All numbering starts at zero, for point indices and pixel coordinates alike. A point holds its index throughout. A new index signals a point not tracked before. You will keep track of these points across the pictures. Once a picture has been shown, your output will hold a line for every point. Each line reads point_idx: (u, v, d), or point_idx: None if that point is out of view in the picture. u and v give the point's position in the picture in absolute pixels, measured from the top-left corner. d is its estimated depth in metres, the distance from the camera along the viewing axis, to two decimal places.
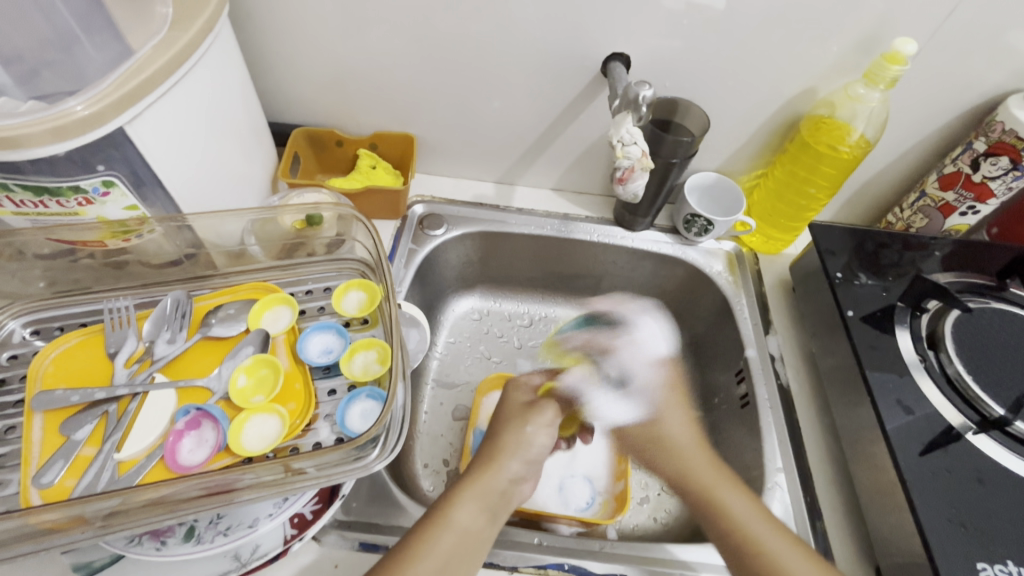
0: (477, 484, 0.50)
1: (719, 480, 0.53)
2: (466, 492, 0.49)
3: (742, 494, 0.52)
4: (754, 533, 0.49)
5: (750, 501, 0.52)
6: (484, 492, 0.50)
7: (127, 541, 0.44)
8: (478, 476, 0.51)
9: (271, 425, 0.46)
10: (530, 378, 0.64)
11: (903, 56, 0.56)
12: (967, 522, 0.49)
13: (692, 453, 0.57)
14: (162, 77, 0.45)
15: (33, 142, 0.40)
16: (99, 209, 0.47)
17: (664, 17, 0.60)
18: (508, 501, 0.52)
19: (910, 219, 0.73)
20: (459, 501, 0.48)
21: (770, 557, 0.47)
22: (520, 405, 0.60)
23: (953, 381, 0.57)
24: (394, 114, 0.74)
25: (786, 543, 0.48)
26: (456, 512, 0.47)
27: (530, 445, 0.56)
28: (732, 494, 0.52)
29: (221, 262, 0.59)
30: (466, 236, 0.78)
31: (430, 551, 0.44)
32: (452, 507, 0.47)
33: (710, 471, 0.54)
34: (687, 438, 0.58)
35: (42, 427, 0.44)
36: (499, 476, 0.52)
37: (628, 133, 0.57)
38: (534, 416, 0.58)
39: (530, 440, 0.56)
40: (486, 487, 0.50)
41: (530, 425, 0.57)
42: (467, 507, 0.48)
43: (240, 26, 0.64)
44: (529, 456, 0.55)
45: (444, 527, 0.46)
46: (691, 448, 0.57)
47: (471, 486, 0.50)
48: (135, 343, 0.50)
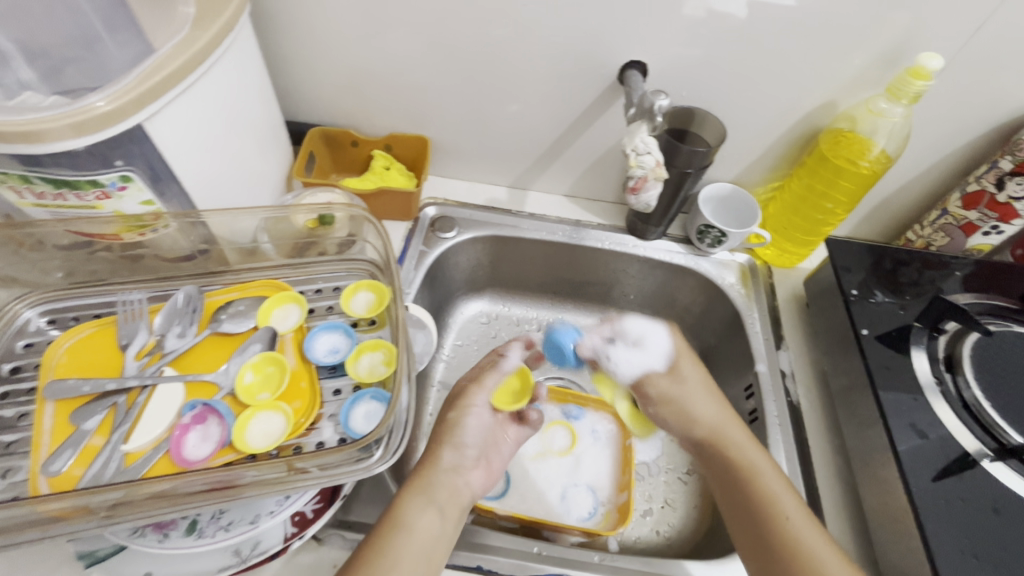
0: (417, 480, 0.51)
1: (757, 454, 0.54)
2: (408, 492, 0.49)
3: (781, 476, 0.52)
4: (776, 504, 0.49)
5: (783, 479, 0.52)
6: (421, 485, 0.50)
7: (130, 532, 0.44)
8: (418, 473, 0.52)
9: (275, 422, 0.47)
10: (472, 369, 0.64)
11: (928, 71, 0.55)
12: (979, 552, 0.47)
13: (727, 428, 0.57)
14: (182, 76, 0.45)
15: (54, 137, 0.40)
16: (116, 204, 0.48)
17: (684, 25, 0.59)
18: (458, 495, 0.52)
19: (931, 237, 0.71)
20: (404, 501, 0.49)
21: (793, 540, 0.47)
22: (455, 394, 0.60)
23: (970, 405, 0.55)
24: (409, 117, 0.74)
25: (822, 542, 0.47)
26: (404, 513, 0.47)
27: (457, 432, 0.56)
28: (765, 466, 0.52)
29: (234, 259, 0.60)
30: (477, 239, 0.78)
31: (386, 555, 0.44)
32: (400, 511, 0.47)
33: (742, 440, 0.55)
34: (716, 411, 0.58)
35: (53, 416, 0.45)
36: (434, 469, 0.53)
37: (642, 142, 0.57)
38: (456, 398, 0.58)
39: (456, 423, 0.57)
40: (428, 480, 0.51)
41: (451, 410, 0.58)
42: (412, 502, 0.48)
43: (261, 25, 0.65)
44: (458, 442, 0.56)
45: (396, 529, 0.46)
46: (724, 419, 0.58)
47: (412, 485, 0.51)
48: (146, 335, 0.51)
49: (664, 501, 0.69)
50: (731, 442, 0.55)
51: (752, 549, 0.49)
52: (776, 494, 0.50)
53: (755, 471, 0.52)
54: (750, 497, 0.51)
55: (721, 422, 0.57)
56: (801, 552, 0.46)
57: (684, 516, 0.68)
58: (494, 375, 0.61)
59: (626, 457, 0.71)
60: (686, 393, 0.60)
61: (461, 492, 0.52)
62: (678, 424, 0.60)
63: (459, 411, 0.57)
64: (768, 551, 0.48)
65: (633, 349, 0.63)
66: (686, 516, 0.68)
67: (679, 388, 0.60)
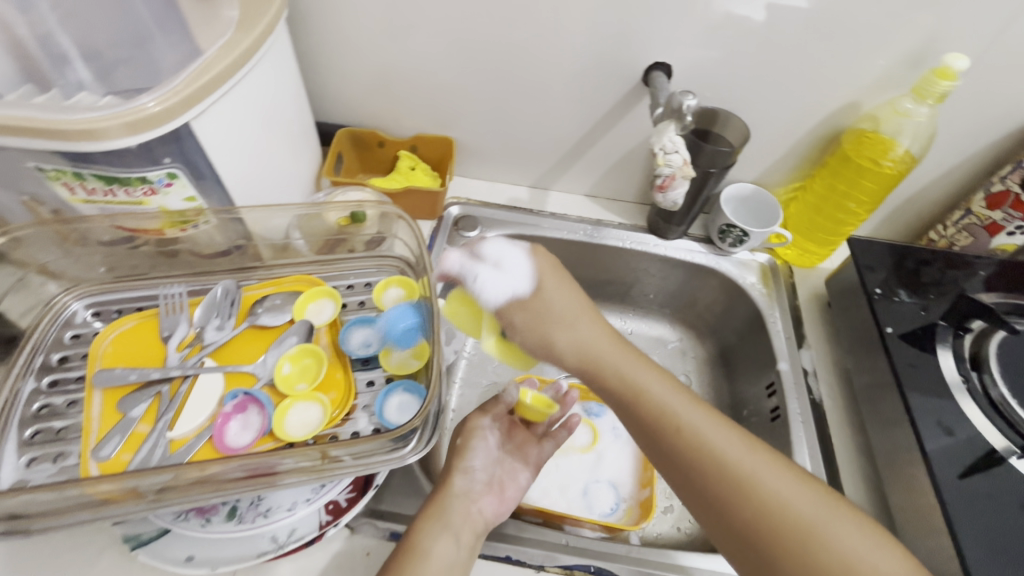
0: (432, 507, 0.51)
1: (635, 364, 0.50)
2: (423, 520, 0.49)
3: (696, 402, 0.47)
4: (670, 411, 0.46)
5: (698, 405, 0.47)
6: (435, 512, 0.50)
7: (174, 516, 0.46)
8: (432, 499, 0.52)
9: (313, 412, 0.48)
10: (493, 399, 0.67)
11: (954, 72, 0.55)
12: (1008, 547, 0.47)
13: (609, 352, 0.50)
14: (226, 77, 0.47)
15: (108, 135, 0.42)
16: (162, 199, 0.50)
17: (709, 26, 0.60)
18: (473, 518, 0.51)
19: (954, 237, 0.72)
20: (420, 529, 0.49)
21: (733, 477, 0.43)
22: (465, 425, 0.60)
23: (998, 404, 0.56)
24: (435, 118, 0.75)
25: (762, 464, 0.43)
26: (421, 542, 0.47)
27: (466, 458, 0.56)
28: (669, 394, 0.48)
29: (267, 255, 0.61)
30: (500, 238, 0.79)
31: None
32: (417, 539, 0.48)
33: (613, 359, 0.50)
34: (569, 309, 0.52)
35: (101, 403, 0.47)
36: (449, 494, 0.52)
37: (670, 141, 0.58)
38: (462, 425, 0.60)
39: (464, 448, 0.57)
40: (442, 507, 0.51)
41: (460, 437, 0.59)
42: (428, 530, 0.48)
43: (294, 29, 0.67)
44: (469, 467, 0.56)
45: (413, 560, 0.46)
46: (592, 336, 0.51)
47: (426, 511, 0.50)
48: (187, 328, 0.53)
49: None
50: (590, 351, 0.50)
51: (697, 497, 0.44)
52: (699, 429, 0.45)
53: (671, 409, 0.47)
54: (648, 407, 0.47)
55: (573, 321, 0.51)
56: (749, 489, 0.42)
57: None
58: (499, 404, 0.62)
59: None
60: (549, 309, 0.51)
61: (476, 518, 0.52)
62: (533, 344, 0.52)
63: (466, 436, 0.59)
64: (677, 460, 0.45)
65: (495, 266, 0.53)
66: None
67: (543, 298, 0.52)
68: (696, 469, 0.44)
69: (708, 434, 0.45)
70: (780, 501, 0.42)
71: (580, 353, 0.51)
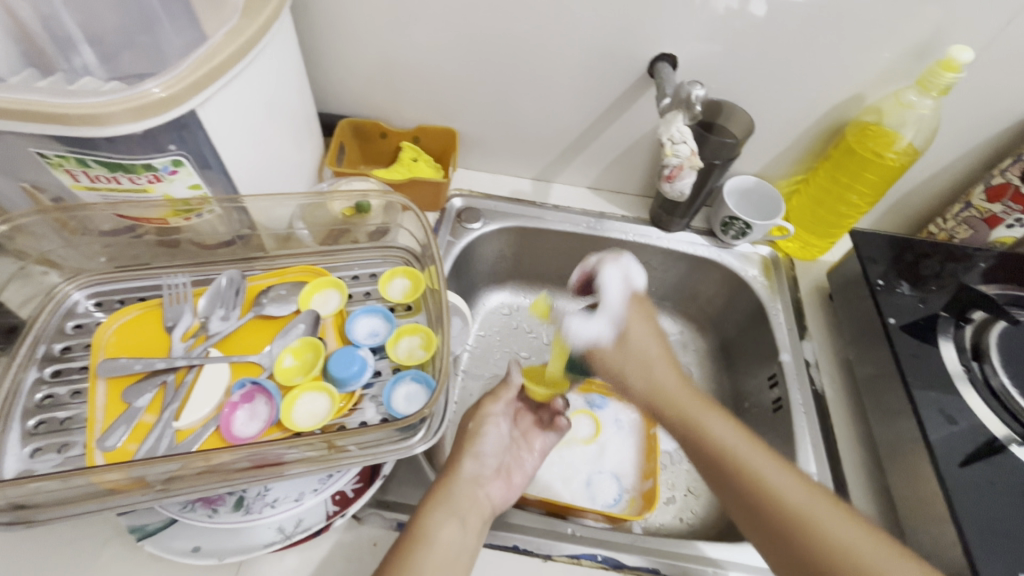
0: (440, 492, 0.50)
1: (697, 403, 0.48)
2: (432, 505, 0.49)
3: (762, 448, 0.46)
4: (736, 455, 0.45)
5: (768, 453, 0.46)
6: (443, 496, 0.50)
7: (181, 507, 0.46)
8: (439, 485, 0.52)
9: (320, 402, 0.48)
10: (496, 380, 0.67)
11: (958, 64, 0.56)
12: (1009, 533, 0.48)
13: (667, 386, 0.50)
14: (232, 63, 0.46)
15: (114, 120, 0.42)
16: (166, 187, 0.49)
17: (715, 17, 0.60)
18: (480, 504, 0.52)
19: (953, 230, 0.72)
20: (427, 512, 0.48)
21: (810, 530, 0.41)
22: (474, 410, 0.62)
23: (999, 393, 0.56)
24: (438, 109, 0.75)
25: (836, 516, 0.42)
26: (429, 525, 0.47)
27: (477, 443, 0.57)
28: (735, 441, 0.46)
29: (270, 245, 0.61)
30: (503, 230, 0.79)
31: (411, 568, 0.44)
32: (424, 522, 0.47)
33: (690, 405, 0.48)
34: (656, 370, 0.51)
35: (106, 393, 0.46)
36: (456, 480, 0.52)
37: (677, 131, 0.58)
38: (475, 410, 0.61)
39: (476, 433, 0.58)
40: (449, 493, 0.50)
41: (472, 420, 0.60)
42: (435, 513, 0.48)
43: (296, 17, 0.66)
44: (479, 452, 0.57)
45: (421, 543, 0.46)
46: (663, 379, 0.50)
47: (435, 495, 0.50)
48: (191, 317, 0.52)
49: (687, 489, 0.70)
50: (664, 392, 0.49)
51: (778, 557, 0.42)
52: (773, 482, 0.44)
53: (744, 459, 0.45)
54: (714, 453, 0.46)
55: (654, 373, 0.50)
56: (827, 543, 0.40)
57: (708, 503, 0.69)
58: (507, 387, 0.63)
59: (650, 445, 0.72)
60: (626, 347, 0.52)
61: (483, 501, 0.52)
62: (619, 387, 0.52)
63: (478, 421, 0.60)
64: (754, 507, 0.44)
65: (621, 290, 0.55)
66: (710, 503, 0.69)
67: (621, 351, 0.52)
68: (774, 518, 0.43)
69: (777, 481, 0.44)
70: (858, 552, 0.40)
71: (646, 392, 0.50)
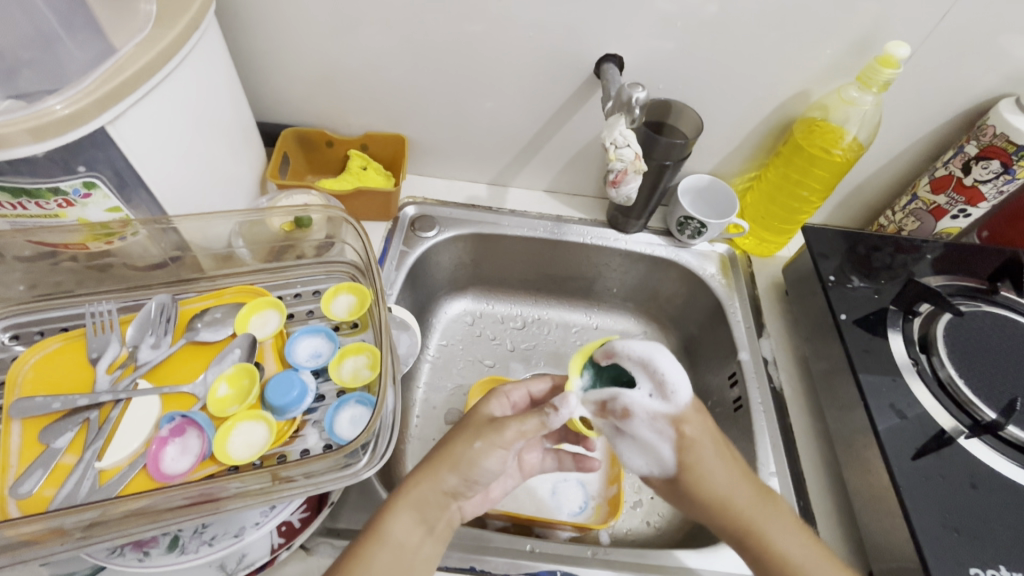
0: (414, 493, 0.45)
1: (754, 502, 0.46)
2: (400, 503, 0.44)
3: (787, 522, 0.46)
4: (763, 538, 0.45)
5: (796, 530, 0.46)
6: (419, 499, 0.44)
7: (108, 552, 0.43)
8: (415, 481, 0.45)
9: (258, 432, 0.45)
10: (523, 385, 0.56)
11: (896, 60, 0.56)
12: (959, 526, 0.49)
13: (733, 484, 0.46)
14: (145, 76, 0.44)
15: (11, 142, 0.39)
16: (80, 211, 0.46)
17: (659, 18, 0.59)
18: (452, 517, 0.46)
19: (902, 222, 0.73)
20: (394, 511, 0.44)
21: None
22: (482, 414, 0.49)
23: (945, 384, 0.57)
24: (385, 116, 0.73)
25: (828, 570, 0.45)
26: (391, 524, 0.43)
27: (473, 465, 0.45)
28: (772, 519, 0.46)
29: (208, 265, 0.58)
30: (458, 237, 0.77)
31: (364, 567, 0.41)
32: (387, 519, 0.44)
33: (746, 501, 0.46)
34: (719, 471, 0.45)
35: (21, 435, 0.43)
36: (434, 488, 0.45)
37: (621, 135, 0.57)
38: (489, 432, 0.46)
39: (477, 460, 0.45)
40: (422, 496, 0.45)
41: (478, 441, 0.45)
42: (402, 518, 0.44)
43: (227, 23, 0.63)
44: (471, 475, 0.45)
45: (378, 543, 0.42)
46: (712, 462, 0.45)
47: (406, 495, 0.45)
48: (118, 347, 0.49)
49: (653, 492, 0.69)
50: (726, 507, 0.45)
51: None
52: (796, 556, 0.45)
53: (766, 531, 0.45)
54: (748, 541, 0.45)
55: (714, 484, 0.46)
56: None
57: None
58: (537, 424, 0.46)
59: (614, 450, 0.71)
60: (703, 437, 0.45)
61: (454, 512, 0.47)
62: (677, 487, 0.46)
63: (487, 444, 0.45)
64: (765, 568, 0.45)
65: (655, 424, 0.45)
66: None
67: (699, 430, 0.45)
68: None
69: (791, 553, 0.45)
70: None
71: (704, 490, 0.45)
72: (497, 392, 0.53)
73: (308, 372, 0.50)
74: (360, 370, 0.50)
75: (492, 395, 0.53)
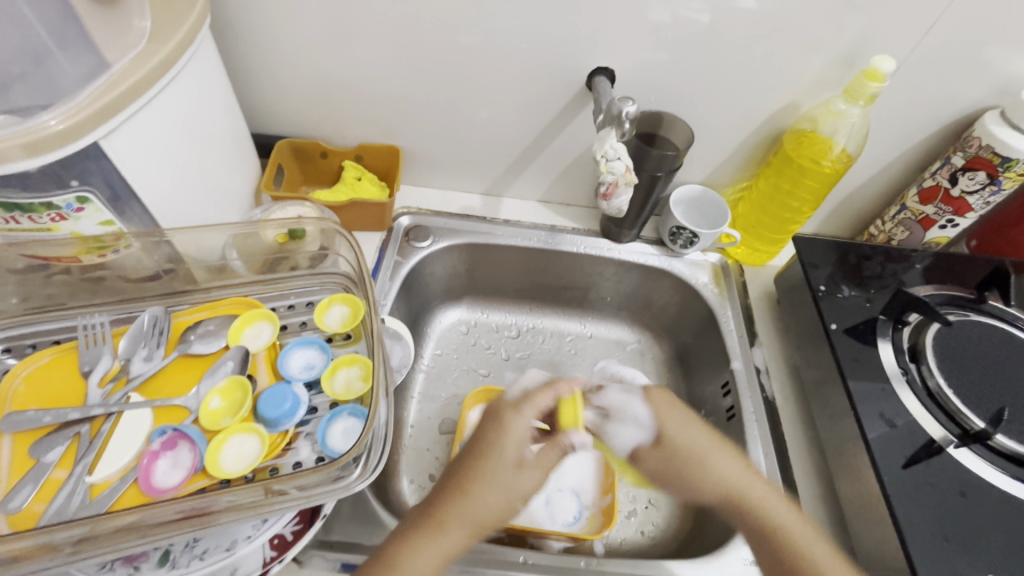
0: (441, 541, 0.43)
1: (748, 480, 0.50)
2: (430, 549, 0.43)
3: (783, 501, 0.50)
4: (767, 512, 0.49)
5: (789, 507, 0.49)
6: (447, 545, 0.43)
7: (98, 567, 0.42)
8: (444, 525, 0.43)
9: (250, 445, 0.45)
10: (534, 403, 0.50)
11: (881, 73, 0.57)
12: (949, 535, 0.49)
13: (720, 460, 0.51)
14: (140, 91, 0.44)
15: (4, 158, 0.39)
16: (73, 224, 0.46)
17: (649, 31, 0.60)
18: None
19: (892, 232, 0.74)
20: (419, 555, 0.42)
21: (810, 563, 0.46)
22: (510, 457, 0.46)
23: (934, 394, 0.57)
24: (379, 127, 0.73)
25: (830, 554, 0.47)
26: (414, 566, 0.42)
27: (504, 517, 0.45)
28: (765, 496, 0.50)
29: (201, 277, 0.58)
30: (452, 247, 0.77)
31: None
32: (411, 564, 0.42)
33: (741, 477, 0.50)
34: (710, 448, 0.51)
35: (11, 450, 0.43)
36: (464, 537, 0.44)
37: (612, 148, 0.58)
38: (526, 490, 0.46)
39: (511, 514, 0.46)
40: (448, 543, 0.43)
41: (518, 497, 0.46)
42: (426, 562, 0.42)
43: (222, 36, 0.63)
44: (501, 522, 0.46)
45: None
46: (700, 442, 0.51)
47: (434, 538, 0.43)
48: (110, 360, 0.49)
49: (648, 501, 0.69)
50: (725, 480, 0.50)
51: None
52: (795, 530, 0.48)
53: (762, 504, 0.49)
54: (755, 518, 0.49)
55: (707, 464, 0.50)
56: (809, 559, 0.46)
57: (669, 515, 0.68)
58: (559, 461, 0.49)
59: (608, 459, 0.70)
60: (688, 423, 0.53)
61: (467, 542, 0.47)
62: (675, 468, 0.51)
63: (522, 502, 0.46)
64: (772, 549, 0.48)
65: (627, 390, 0.56)
66: (670, 515, 0.68)
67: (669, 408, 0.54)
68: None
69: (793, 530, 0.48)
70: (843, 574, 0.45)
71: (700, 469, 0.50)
72: (519, 413, 0.48)
73: (300, 385, 0.50)
74: (354, 382, 0.50)
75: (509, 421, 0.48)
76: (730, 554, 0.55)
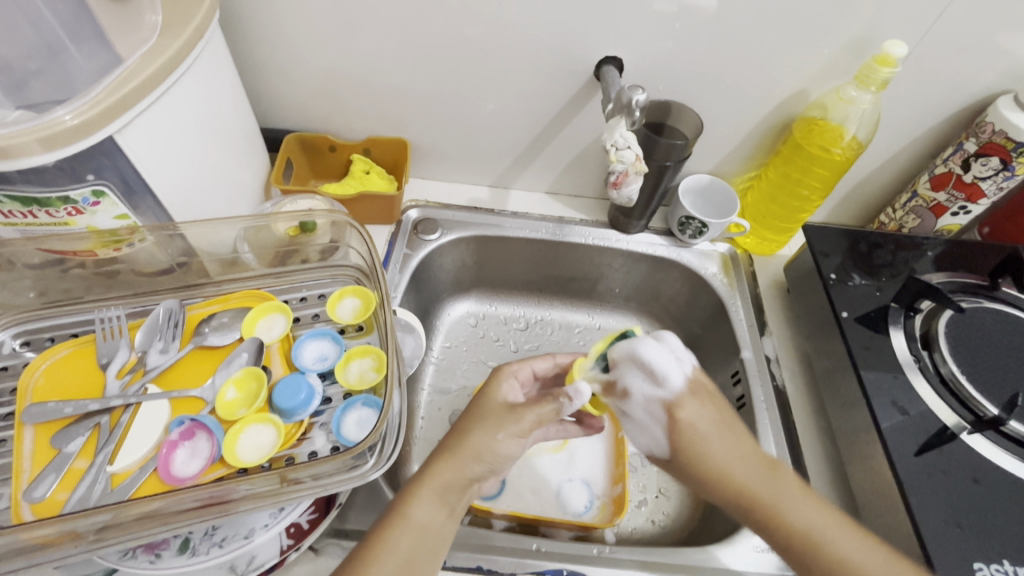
0: (438, 478, 0.44)
1: (766, 480, 0.46)
2: (424, 487, 0.43)
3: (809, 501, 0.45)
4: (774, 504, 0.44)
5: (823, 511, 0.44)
6: (442, 485, 0.44)
7: (121, 554, 0.43)
8: (436, 466, 0.44)
9: (266, 434, 0.46)
10: (528, 363, 0.56)
11: (893, 59, 0.57)
12: (962, 522, 0.49)
13: (733, 463, 0.46)
14: (152, 85, 0.44)
15: (22, 152, 0.39)
16: (89, 219, 0.47)
17: (658, 20, 0.60)
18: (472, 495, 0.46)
19: (903, 219, 0.74)
20: (418, 494, 0.43)
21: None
22: (498, 402, 0.49)
23: (947, 381, 0.57)
24: (387, 120, 0.73)
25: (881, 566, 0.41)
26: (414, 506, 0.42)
27: (496, 454, 0.46)
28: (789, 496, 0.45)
29: (213, 270, 0.59)
30: (460, 240, 0.77)
31: (385, 553, 0.40)
32: (410, 503, 0.43)
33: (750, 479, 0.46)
34: (721, 443, 0.47)
35: (34, 440, 0.44)
36: (459, 472, 0.44)
37: (621, 138, 0.57)
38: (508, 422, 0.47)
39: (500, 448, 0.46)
40: (447, 481, 0.44)
41: (501, 432, 0.46)
42: (425, 499, 0.43)
43: (230, 31, 0.63)
44: (495, 463, 0.46)
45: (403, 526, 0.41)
46: (709, 433, 0.48)
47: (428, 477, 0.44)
48: (127, 353, 0.50)
49: (658, 490, 0.70)
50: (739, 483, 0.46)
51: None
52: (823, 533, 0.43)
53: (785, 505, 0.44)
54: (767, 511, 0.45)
55: (711, 451, 0.47)
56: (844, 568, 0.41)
57: (679, 504, 0.68)
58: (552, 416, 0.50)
59: (618, 449, 0.71)
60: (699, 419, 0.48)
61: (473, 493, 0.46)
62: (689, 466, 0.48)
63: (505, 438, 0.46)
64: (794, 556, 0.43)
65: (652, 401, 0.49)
66: (681, 504, 0.68)
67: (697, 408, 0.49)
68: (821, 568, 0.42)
69: (808, 520, 0.44)
70: None
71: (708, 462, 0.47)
72: (507, 371, 0.54)
73: (313, 374, 0.50)
74: (368, 372, 0.51)
75: (501, 376, 0.53)
76: (742, 542, 0.55)
